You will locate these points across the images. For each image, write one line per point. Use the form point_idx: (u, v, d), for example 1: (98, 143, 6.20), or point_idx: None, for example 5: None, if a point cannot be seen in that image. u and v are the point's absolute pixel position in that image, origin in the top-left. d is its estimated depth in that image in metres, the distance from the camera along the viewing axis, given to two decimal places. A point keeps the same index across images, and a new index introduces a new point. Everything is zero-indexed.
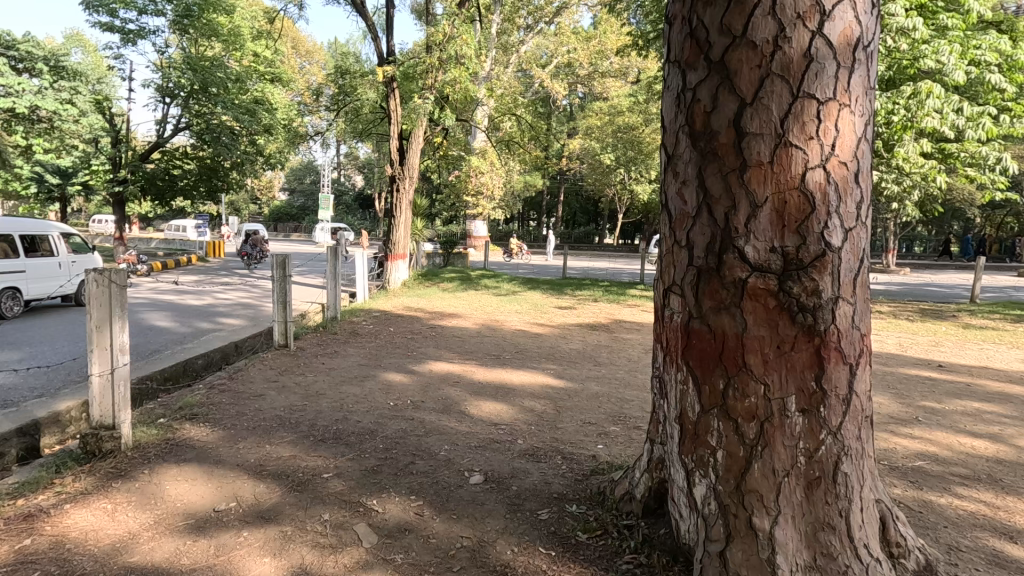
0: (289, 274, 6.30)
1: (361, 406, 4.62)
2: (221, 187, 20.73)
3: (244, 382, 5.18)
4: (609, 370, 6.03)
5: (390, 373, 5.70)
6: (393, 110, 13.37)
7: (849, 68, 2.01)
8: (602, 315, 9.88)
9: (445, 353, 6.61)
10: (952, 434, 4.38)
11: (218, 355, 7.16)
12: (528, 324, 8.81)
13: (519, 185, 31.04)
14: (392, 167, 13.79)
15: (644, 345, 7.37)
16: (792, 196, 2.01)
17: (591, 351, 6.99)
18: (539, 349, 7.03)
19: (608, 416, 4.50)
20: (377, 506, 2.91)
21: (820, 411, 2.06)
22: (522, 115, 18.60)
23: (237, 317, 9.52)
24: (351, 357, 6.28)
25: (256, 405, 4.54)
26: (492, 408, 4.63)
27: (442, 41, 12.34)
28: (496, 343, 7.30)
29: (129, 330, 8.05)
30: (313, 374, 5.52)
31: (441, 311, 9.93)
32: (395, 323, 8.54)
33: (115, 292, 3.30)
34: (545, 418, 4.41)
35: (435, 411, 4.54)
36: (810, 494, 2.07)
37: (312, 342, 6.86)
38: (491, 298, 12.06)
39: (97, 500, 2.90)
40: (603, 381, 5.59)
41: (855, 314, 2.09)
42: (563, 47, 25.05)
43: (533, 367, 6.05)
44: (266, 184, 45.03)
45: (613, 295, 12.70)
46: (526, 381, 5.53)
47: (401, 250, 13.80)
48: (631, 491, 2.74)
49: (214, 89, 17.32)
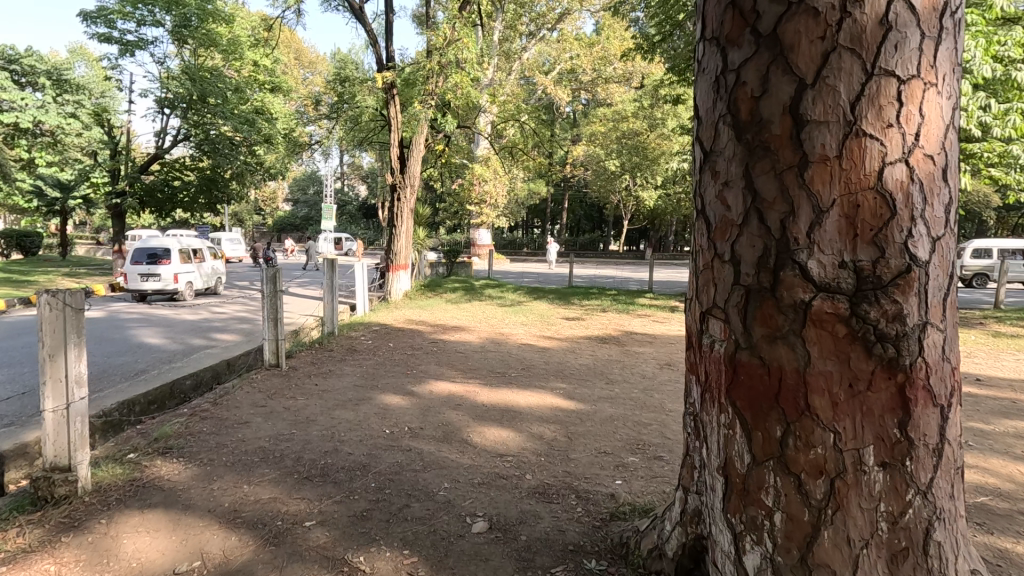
0: (280, 289, 5.90)
1: (354, 435, 4.22)
2: (221, 198, 20.48)
3: (229, 407, 4.80)
4: (623, 389, 5.62)
5: (387, 395, 5.31)
6: (393, 117, 13.03)
7: (935, 38, 1.62)
8: (611, 326, 9.48)
9: (447, 371, 6.21)
10: (1010, 462, 3.93)
11: (208, 375, 6.82)
12: (535, 337, 8.42)
13: (523, 193, 30.79)
14: (393, 175, 13.43)
15: (658, 359, 6.97)
16: (866, 196, 1.61)
17: (602, 367, 6.58)
18: (547, 365, 6.62)
19: (626, 444, 4.09)
20: (364, 565, 2.51)
21: (906, 465, 1.65)
22: (526, 121, 18.32)
23: (232, 333, 9.19)
24: (346, 376, 5.90)
25: (239, 434, 4.16)
26: (497, 436, 4.22)
27: (442, 45, 12.02)
28: (501, 359, 6.90)
29: (119, 348, 7.75)
30: (304, 398, 5.14)
31: (443, 324, 9.56)
32: (395, 337, 8.16)
33: (70, 316, 2.93)
34: (556, 448, 4.00)
35: (434, 439, 4.13)
36: (895, 569, 1.66)
37: (306, 359, 6.50)
38: (495, 309, 11.68)
39: (41, 560, 2.52)
40: (617, 401, 5.18)
41: (945, 344, 1.69)
42: (566, 53, 24.84)
43: (542, 386, 5.65)
44: (271, 195, 45.06)
45: (622, 304, 12.30)
46: (534, 402, 5.12)
47: (402, 260, 13.42)
48: (661, 546, 2.32)
49: (213, 100, 17.14)
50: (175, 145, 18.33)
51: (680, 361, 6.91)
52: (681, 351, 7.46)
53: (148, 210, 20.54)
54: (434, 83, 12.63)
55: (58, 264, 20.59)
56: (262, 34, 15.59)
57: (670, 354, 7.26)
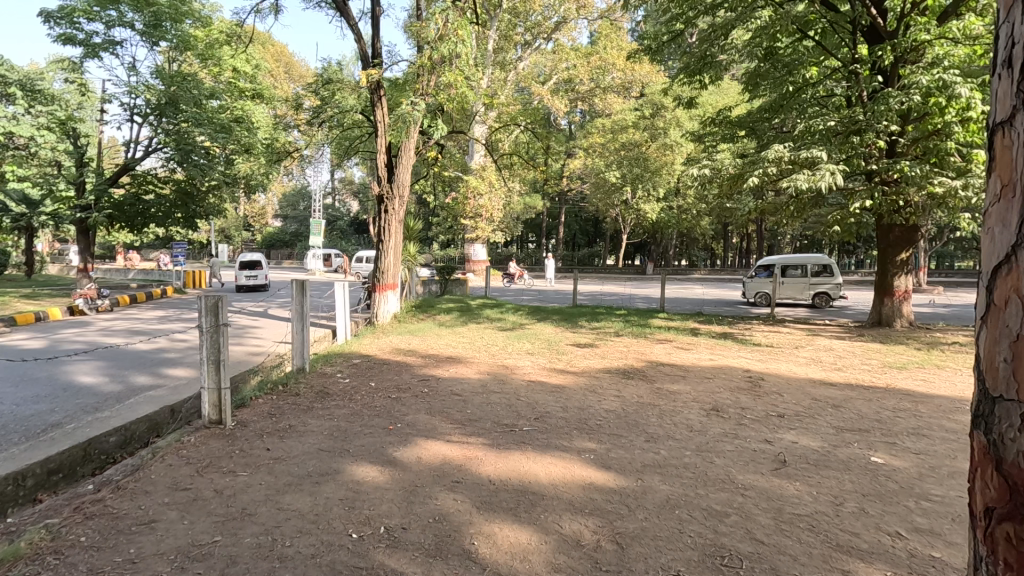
0: (224, 324, 4.55)
1: (306, 544, 2.87)
2: (199, 213, 19.16)
3: (139, 490, 3.47)
4: (671, 450, 4.33)
5: (359, 465, 3.95)
6: (380, 121, 11.76)
7: None
8: (631, 355, 8.17)
9: (438, 424, 4.88)
10: None
11: (143, 427, 5.50)
12: (545, 371, 7.08)
13: (519, 207, 29.69)
14: (379, 185, 12.08)
15: (701, 403, 5.68)
16: None
17: (634, 415, 5.28)
18: (564, 413, 5.27)
19: (708, 559, 2.77)
20: None
21: None
22: (525, 127, 17.31)
23: (186, 367, 7.81)
24: (310, 435, 4.54)
25: (134, 547, 2.81)
26: (514, 546, 2.88)
27: (434, 38, 10.81)
28: (506, 405, 5.53)
29: (41, 391, 6.38)
30: (247, 473, 3.77)
31: (435, 354, 8.18)
32: (378, 374, 6.82)
33: None
34: (603, 568, 2.67)
35: (420, 555, 2.77)
36: None
37: (259, 409, 5.13)
38: (495, 334, 10.31)
39: None
40: (669, 472, 3.87)
41: None
42: (563, 64, 23.68)
43: (564, 448, 4.32)
44: (260, 211, 43.69)
45: (636, 327, 11.03)
46: (556, 475, 3.79)
47: (390, 280, 12.05)
48: None
49: (185, 105, 15.84)
50: (146, 156, 17.01)
51: (727, 405, 5.61)
52: (724, 390, 6.16)
53: (118, 226, 19.14)
54: (424, 81, 11.53)
55: (20, 284, 19.02)
56: (238, 35, 14.37)
57: (712, 395, 5.96)
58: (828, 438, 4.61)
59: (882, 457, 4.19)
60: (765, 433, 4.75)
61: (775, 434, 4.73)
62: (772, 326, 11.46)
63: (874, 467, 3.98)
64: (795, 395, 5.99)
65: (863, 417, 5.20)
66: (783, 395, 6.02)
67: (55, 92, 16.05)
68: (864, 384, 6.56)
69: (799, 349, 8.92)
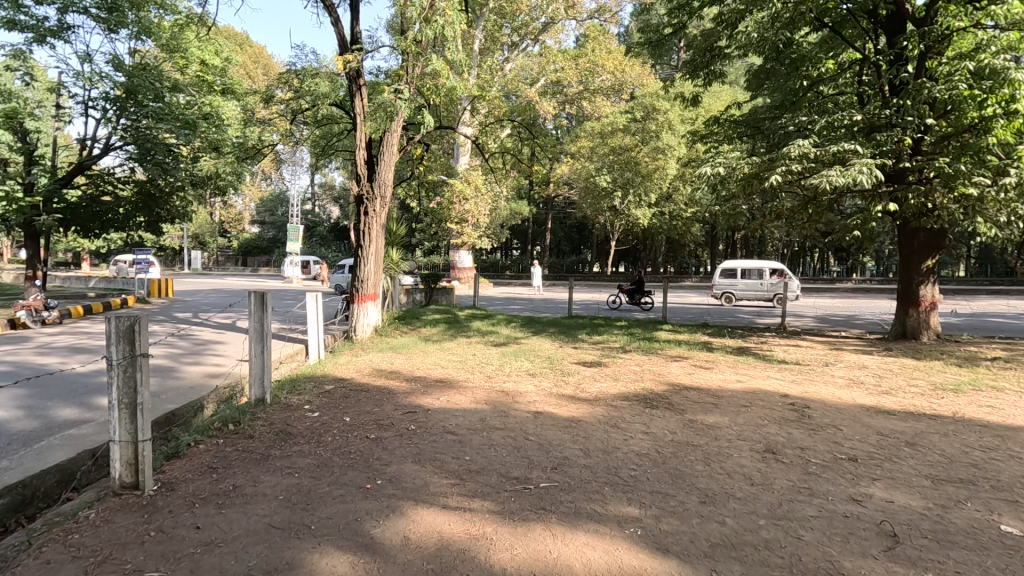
0: (144, 354, 3.40)
1: None
2: (163, 216, 17.77)
3: None
4: (739, 519, 3.28)
5: (322, 553, 2.83)
6: (358, 113, 10.62)
7: None
8: (647, 376, 7.17)
9: (432, 479, 3.79)
10: None
11: (53, 478, 4.29)
12: (552, 398, 6.04)
13: (505, 212, 28.84)
14: (359, 184, 10.91)
15: (749, 442, 4.66)
16: None
17: (676, 461, 4.23)
18: (587, 459, 4.22)
19: None
20: None
21: None
22: (514, 124, 16.33)
23: None
24: (260, 500, 3.40)
25: None
26: None
27: (419, 20, 9.78)
28: (512, 447, 4.47)
29: None
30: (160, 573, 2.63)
31: (422, 376, 7.09)
32: (355, 404, 5.70)
33: None
34: None
35: None
36: None
37: (197, 463, 3.97)
38: (488, 351, 9.21)
39: None
40: (749, 558, 2.83)
41: None
42: (550, 65, 22.77)
43: (600, 519, 3.25)
44: (235, 215, 41.97)
45: (643, 341, 10.07)
46: (598, 568, 2.73)
47: (370, 289, 10.87)
48: None
49: (144, 98, 14.51)
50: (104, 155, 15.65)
51: (781, 445, 4.60)
52: (769, 422, 5.20)
53: (75, 230, 17.66)
54: (409, 69, 10.37)
55: None
56: (201, 25, 13.16)
57: (759, 430, 4.94)
58: (928, 494, 3.64)
59: (1015, 526, 3.19)
60: (845, 487, 3.75)
61: (861, 488, 3.73)
62: (790, 339, 10.52)
63: (1014, 543, 2.99)
64: (856, 429, 5.01)
65: (953, 461, 4.22)
66: (842, 429, 5.02)
67: (12, 88, 14.80)
68: (926, 412, 5.61)
69: (830, 366, 7.99)
